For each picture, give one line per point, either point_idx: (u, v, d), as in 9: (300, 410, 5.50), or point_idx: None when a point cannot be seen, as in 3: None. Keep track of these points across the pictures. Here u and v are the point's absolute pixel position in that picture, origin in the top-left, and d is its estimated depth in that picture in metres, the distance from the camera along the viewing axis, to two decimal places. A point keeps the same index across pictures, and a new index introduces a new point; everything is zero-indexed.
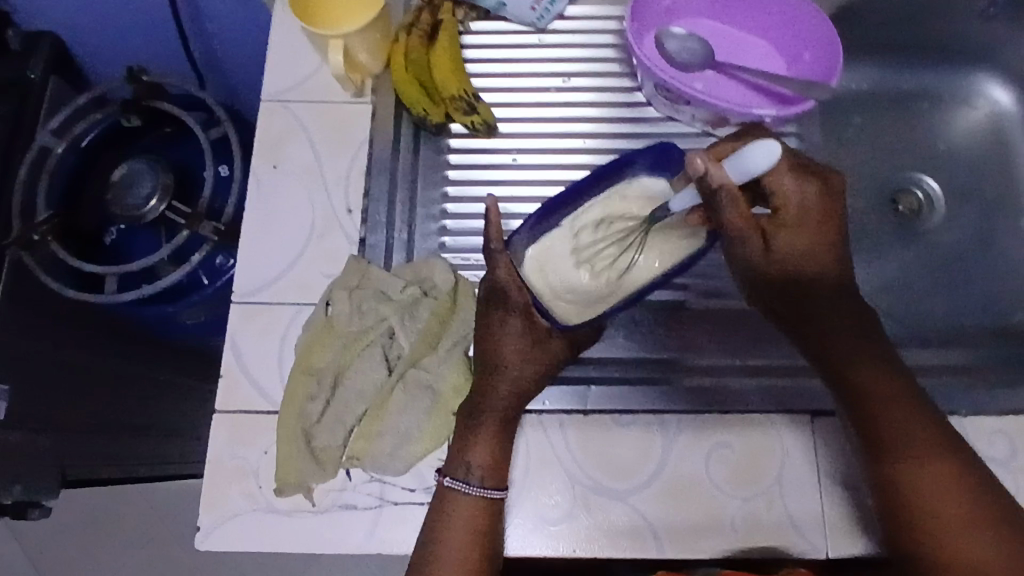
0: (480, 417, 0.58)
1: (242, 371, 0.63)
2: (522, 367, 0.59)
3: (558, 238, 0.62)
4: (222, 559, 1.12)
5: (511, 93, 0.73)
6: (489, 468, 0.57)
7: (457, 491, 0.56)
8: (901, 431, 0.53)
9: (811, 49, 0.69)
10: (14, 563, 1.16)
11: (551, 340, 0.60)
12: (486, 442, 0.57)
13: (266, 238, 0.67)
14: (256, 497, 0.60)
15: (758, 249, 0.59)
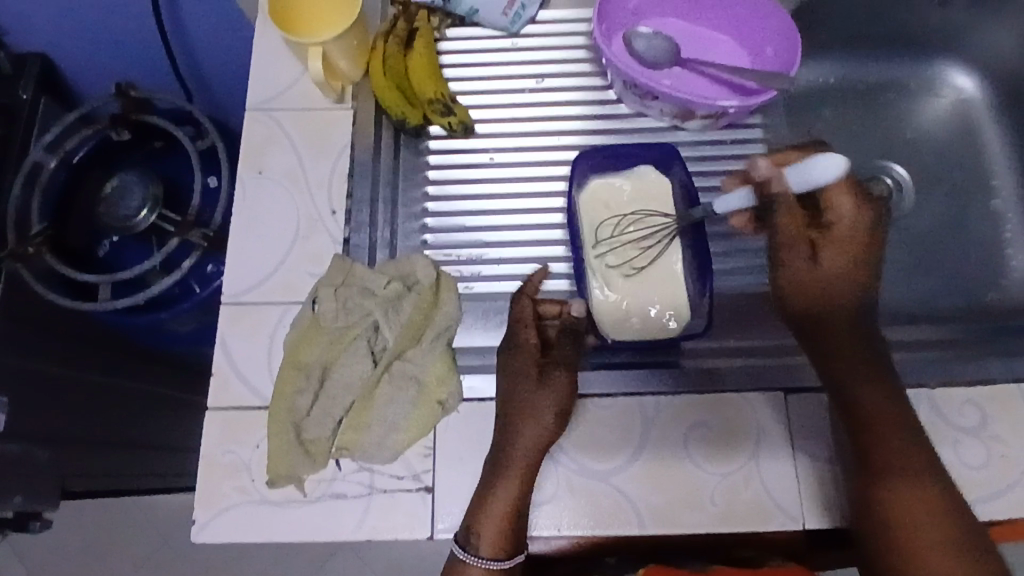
0: (491, 483, 0.59)
1: (231, 369, 0.65)
2: (534, 420, 0.60)
3: (606, 290, 0.67)
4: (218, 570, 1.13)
5: (487, 94, 0.76)
6: (498, 539, 0.57)
7: (464, 558, 0.58)
8: (894, 454, 0.56)
9: (772, 43, 0.72)
10: None
11: (562, 382, 0.62)
12: (497, 508, 0.58)
13: (252, 242, 0.69)
14: (249, 491, 0.62)
15: (805, 266, 0.63)
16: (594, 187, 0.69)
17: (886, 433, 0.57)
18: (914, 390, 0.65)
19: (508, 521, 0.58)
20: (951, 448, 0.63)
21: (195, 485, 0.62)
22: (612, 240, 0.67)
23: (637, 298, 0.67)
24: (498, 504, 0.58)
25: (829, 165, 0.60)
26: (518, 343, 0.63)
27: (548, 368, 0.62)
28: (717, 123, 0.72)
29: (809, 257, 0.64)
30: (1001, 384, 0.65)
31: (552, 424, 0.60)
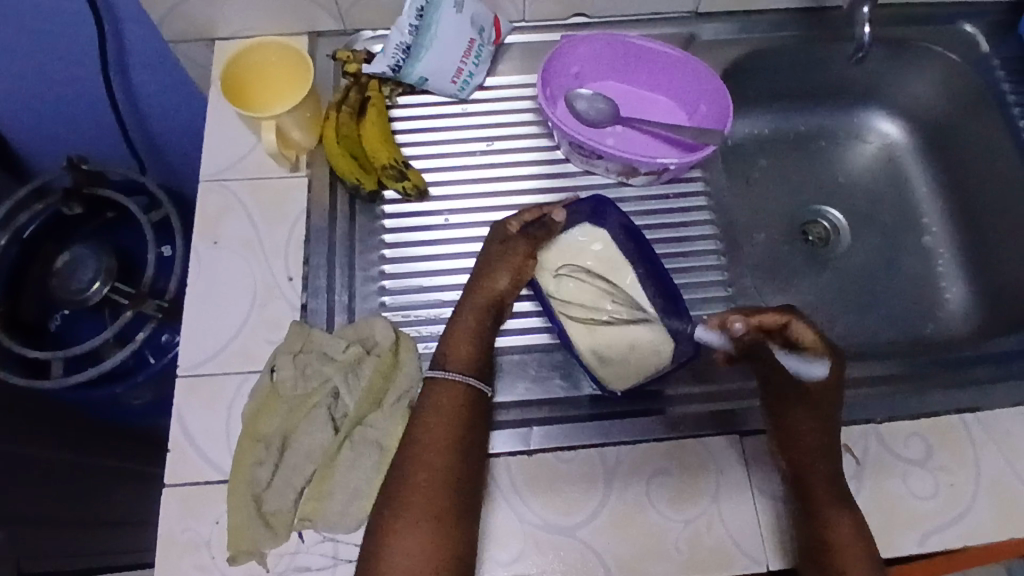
0: (453, 325, 0.66)
1: (189, 443, 0.65)
2: (495, 279, 0.68)
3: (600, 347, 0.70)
4: None
5: (439, 158, 0.78)
6: (464, 361, 0.63)
7: (438, 378, 0.62)
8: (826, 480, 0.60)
9: (705, 102, 0.76)
10: None
11: (521, 249, 0.69)
12: (459, 350, 0.64)
13: (209, 312, 0.69)
14: (208, 568, 0.61)
15: (801, 400, 0.63)
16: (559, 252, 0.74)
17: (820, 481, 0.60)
18: (860, 425, 0.67)
19: (473, 350, 0.64)
20: (900, 481, 0.65)
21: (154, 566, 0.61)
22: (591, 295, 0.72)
23: (625, 340, 0.71)
24: (461, 341, 0.65)
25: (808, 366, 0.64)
26: (497, 225, 0.71)
27: (516, 239, 0.70)
28: (660, 178, 0.76)
29: (804, 392, 0.63)
30: (941, 416, 0.68)
31: (508, 283, 0.68)
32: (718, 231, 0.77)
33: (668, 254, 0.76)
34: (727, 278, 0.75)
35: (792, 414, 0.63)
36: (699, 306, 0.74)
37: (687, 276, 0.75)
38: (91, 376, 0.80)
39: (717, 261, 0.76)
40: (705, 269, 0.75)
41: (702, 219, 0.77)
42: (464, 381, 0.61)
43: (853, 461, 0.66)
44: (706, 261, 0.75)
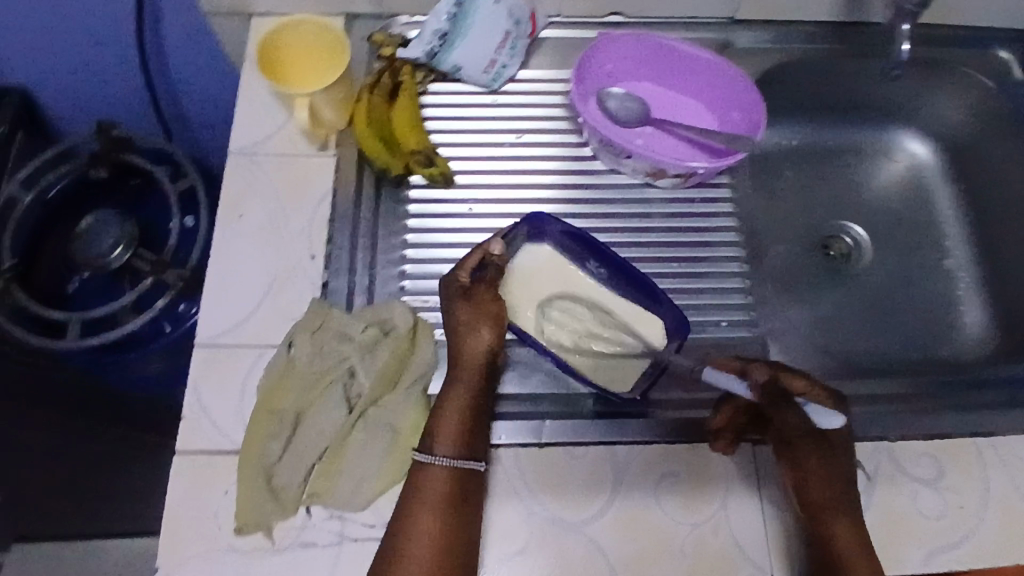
0: (439, 401, 0.61)
1: (203, 413, 0.65)
2: (471, 341, 0.63)
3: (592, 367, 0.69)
4: None
5: (467, 147, 0.78)
6: (455, 439, 0.59)
7: (424, 465, 0.58)
8: (831, 492, 0.60)
9: (738, 108, 0.76)
10: None
11: (488, 303, 0.65)
12: (449, 425, 0.60)
13: (230, 285, 0.69)
14: (215, 538, 0.61)
15: (818, 446, 0.61)
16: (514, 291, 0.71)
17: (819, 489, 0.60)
18: (872, 441, 0.67)
19: (465, 424, 0.60)
20: (909, 498, 0.65)
21: (160, 532, 0.61)
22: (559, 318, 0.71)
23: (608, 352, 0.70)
24: (451, 418, 0.60)
25: (827, 416, 0.62)
26: (447, 279, 0.66)
27: (476, 289, 0.66)
28: (687, 182, 0.75)
29: (823, 440, 0.62)
30: (953, 437, 0.67)
31: (491, 335, 0.64)
32: (741, 239, 0.76)
33: (692, 258, 0.75)
34: (746, 286, 0.75)
35: (798, 454, 0.61)
36: (719, 312, 0.74)
37: (707, 281, 0.75)
38: (106, 341, 0.80)
39: (738, 268, 0.76)
40: (726, 276, 0.75)
41: (727, 225, 0.77)
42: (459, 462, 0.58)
43: (863, 476, 0.65)
44: (727, 267, 0.75)
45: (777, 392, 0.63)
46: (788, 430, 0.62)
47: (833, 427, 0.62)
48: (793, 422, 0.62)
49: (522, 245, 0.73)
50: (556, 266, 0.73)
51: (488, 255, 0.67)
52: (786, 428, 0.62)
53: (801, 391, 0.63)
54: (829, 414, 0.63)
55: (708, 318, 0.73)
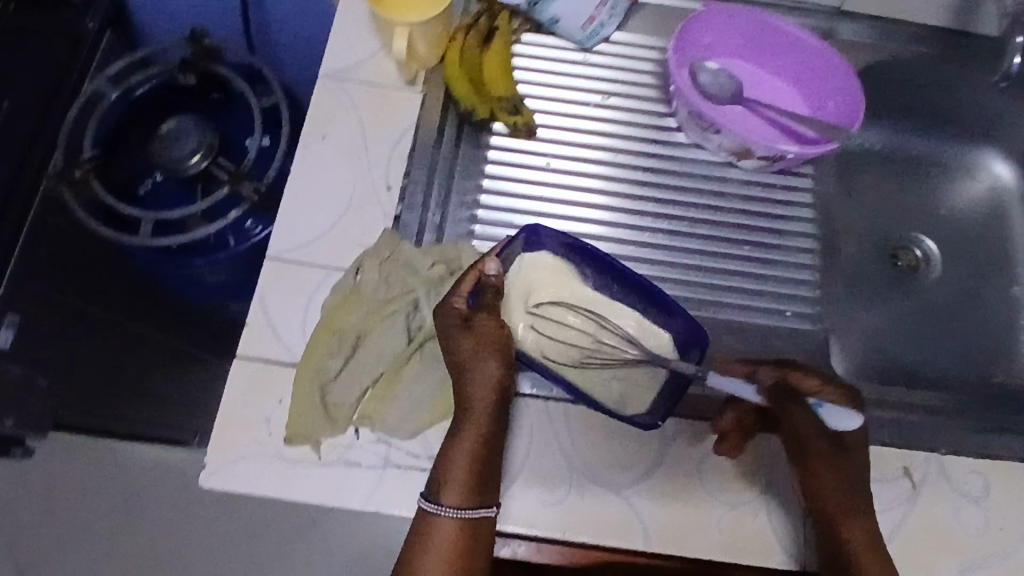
0: (449, 445, 0.58)
1: (266, 323, 0.66)
2: (475, 379, 0.60)
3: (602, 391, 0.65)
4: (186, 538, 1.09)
5: (552, 101, 0.77)
6: (466, 488, 0.57)
7: (433, 513, 0.56)
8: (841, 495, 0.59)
9: (834, 98, 0.74)
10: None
11: (488, 331, 0.61)
12: (460, 467, 0.57)
13: (306, 203, 0.70)
14: (265, 444, 0.63)
15: (832, 450, 0.60)
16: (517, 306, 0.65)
17: (830, 502, 0.59)
18: (923, 452, 0.66)
19: (478, 468, 0.58)
20: (951, 513, 0.64)
21: (212, 430, 0.63)
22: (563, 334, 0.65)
23: (617, 369, 0.65)
24: (461, 466, 0.57)
25: (843, 416, 0.59)
26: (442, 308, 0.61)
27: (476, 318, 0.61)
28: (772, 166, 0.74)
29: (837, 441, 0.60)
30: (1005, 459, 0.66)
31: (499, 368, 0.60)
32: (815, 232, 0.75)
33: (764, 244, 0.74)
34: (815, 279, 0.74)
35: (809, 458, 0.60)
36: (784, 301, 0.72)
37: (777, 269, 0.73)
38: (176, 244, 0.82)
39: (810, 261, 0.74)
40: (797, 266, 0.74)
41: (803, 216, 0.76)
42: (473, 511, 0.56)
43: (909, 485, 0.64)
44: (798, 258, 0.74)
45: (785, 395, 0.60)
46: (798, 429, 0.60)
47: (850, 424, 0.59)
48: (804, 424, 0.60)
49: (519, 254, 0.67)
50: (556, 277, 0.67)
51: (483, 275, 0.61)
52: (796, 429, 0.61)
53: (815, 388, 0.60)
54: (845, 414, 0.59)
55: (774, 306, 0.72)
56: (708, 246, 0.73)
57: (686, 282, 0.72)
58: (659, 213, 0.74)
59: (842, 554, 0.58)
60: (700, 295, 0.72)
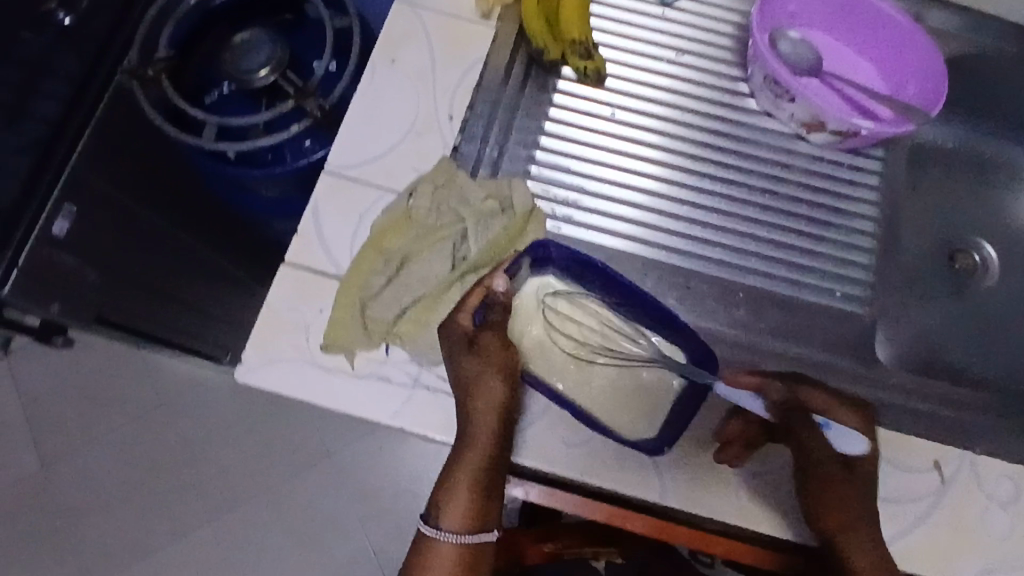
0: (451, 469, 0.59)
1: (316, 233, 0.67)
2: (479, 406, 0.59)
3: (609, 407, 0.63)
4: (244, 438, 1.29)
5: (624, 52, 0.75)
6: (465, 513, 0.58)
7: (432, 537, 0.58)
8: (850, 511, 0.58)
9: (916, 82, 0.72)
10: (39, 425, 1.29)
11: (493, 354, 0.60)
12: (461, 491, 0.58)
13: (367, 123, 0.70)
14: (302, 350, 0.64)
15: (842, 476, 0.58)
16: (523, 324, 0.65)
17: (844, 509, 0.58)
18: (958, 450, 0.64)
19: (476, 493, 0.58)
20: (978, 514, 0.63)
21: (254, 328, 0.64)
22: (572, 347, 0.64)
23: (625, 383, 0.64)
24: (461, 493, 0.58)
25: (849, 439, 0.58)
26: (448, 324, 0.61)
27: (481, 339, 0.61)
28: (843, 143, 0.72)
29: (844, 463, 0.58)
30: None
31: (503, 387, 0.60)
32: (877, 215, 0.74)
33: (822, 221, 0.72)
34: (871, 264, 0.72)
35: (819, 477, 0.58)
36: (835, 281, 0.71)
37: (833, 247, 0.72)
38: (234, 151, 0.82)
39: (868, 243, 0.72)
40: (852, 247, 0.72)
41: (866, 198, 0.74)
42: (468, 538, 0.58)
43: (937, 480, 0.63)
44: (854, 240, 0.72)
45: (796, 411, 0.58)
46: (809, 451, 0.59)
47: (853, 449, 0.58)
48: (812, 449, 0.58)
49: (527, 271, 0.65)
50: (565, 293, 0.65)
51: (489, 292, 0.61)
52: (804, 450, 0.59)
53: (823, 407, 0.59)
54: (852, 438, 0.58)
55: (824, 284, 0.70)
56: (763, 216, 0.72)
57: (737, 250, 0.71)
58: (718, 176, 0.74)
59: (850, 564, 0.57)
60: (750, 265, 0.71)
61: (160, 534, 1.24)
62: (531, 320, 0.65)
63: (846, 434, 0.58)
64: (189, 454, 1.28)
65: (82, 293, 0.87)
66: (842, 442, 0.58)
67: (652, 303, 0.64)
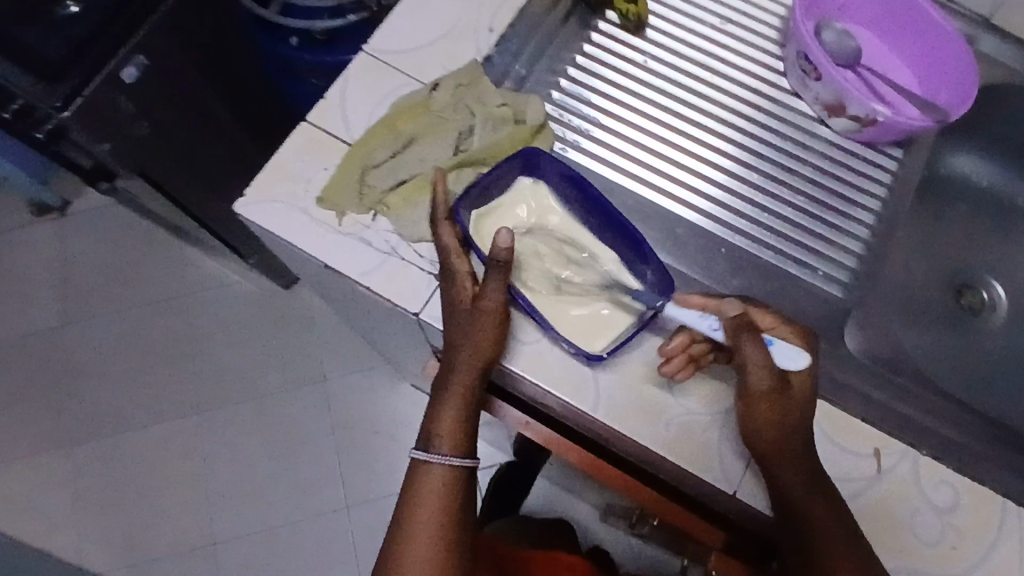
0: (443, 395, 0.60)
1: (340, 101, 0.72)
2: (475, 332, 0.60)
3: (563, 317, 0.64)
4: (252, 339, 1.38)
5: (669, 11, 0.79)
6: (451, 437, 0.59)
7: (423, 462, 0.58)
8: (794, 453, 0.58)
9: (946, 92, 0.74)
10: (81, 285, 1.42)
11: (469, 285, 0.61)
12: (452, 416, 0.60)
13: (412, 17, 0.75)
14: (298, 199, 0.68)
15: (780, 389, 0.58)
16: (497, 221, 0.66)
17: (787, 447, 0.58)
18: (902, 445, 0.63)
19: (465, 420, 0.60)
20: (908, 511, 0.61)
21: (262, 170, 0.69)
22: (542, 254, 0.66)
23: (587, 298, 0.65)
24: (451, 417, 0.59)
25: (789, 356, 0.59)
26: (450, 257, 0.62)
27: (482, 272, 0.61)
28: (861, 131, 0.73)
29: (784, 379, 0.59)
30: (985, 486, 0.62)
31: (498, 320, 0.60)
32: (880, 211, 0.74)
33: (824, 204, 0.73)
34: (859, 253, 0.72)
35: (761, 406, 0.58)
36: (820, 261, 0.71)
37: (827, 230, 0.72)
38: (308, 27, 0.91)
39: (864, 235, 0.73)
40: (846, 234, 0.73)
41: (875, 193, 0.74)
42: (461, 464, 0.58)
43: (873, 467, 0.62)
44: (849, 227, 0.73)
45: (746, 329, 0.58)
46: (751, 376, 0.59)
47: (794, 367, 0.59)
48: (757, 364, 0.58)
49: (516, 179, 0.68)
50: (544, 204, 0.67)
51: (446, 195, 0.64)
52: (746, 364, 0.58)
53: (769, 325, 0.61)
54: (792, 354, 0.59)
55: (809, 261, 0.71)
56: (770, 187, 0.73)
57: (732, 210, 0.72)
58: (735, 140, 0.74)
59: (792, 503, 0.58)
60: (741, 227, 0.71)
61: (156, 410, 1.35)
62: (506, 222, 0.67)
63: (796, 359, 0.59)
64: (202, 341, 1.38)
65: (132, 141, 0.92)
66: (786, 362, 0.59)
67: (622, 224, 0.65)
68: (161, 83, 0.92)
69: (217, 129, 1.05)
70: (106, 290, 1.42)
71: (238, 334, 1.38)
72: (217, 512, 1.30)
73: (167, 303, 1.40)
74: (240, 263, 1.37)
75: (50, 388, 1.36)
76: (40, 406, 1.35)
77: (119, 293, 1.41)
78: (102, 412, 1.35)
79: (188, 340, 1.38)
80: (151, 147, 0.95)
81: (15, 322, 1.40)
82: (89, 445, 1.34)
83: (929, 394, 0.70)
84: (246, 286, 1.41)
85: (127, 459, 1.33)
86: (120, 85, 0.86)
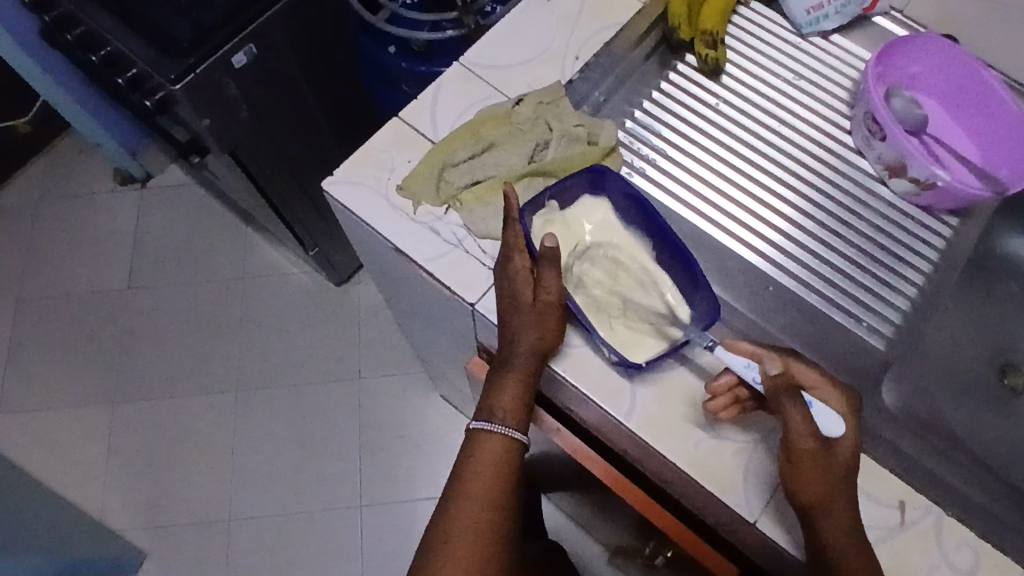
0: (502, 375, 0.64)
1: (430, 103, 0.78)
2: (533, 320, 0.64)
3: (609, 326, 0.68)
4: (299, 327, 1.43)
5: (747, 62, 0.83)
6: (513, 410, 0.63)
7: (485, 431, 0.63)
8: (833, 497, 0.58)
9: (1009, 168, 0.78)
10: (151, 253, 1.50)
11: (528, 278, 0.65)
12: (510, 395, 0.64)
13: (507, 38, 0.81)
14: (381, 184, 0.74)
15: (820, 452, 0.58)
16: (563, 227, 0.70)
17: (824, 481, 0.58)
18: (928, 500, 0.63)
19: (521, 399, 0.64)
20: (927, 567, 0.61)
21: (352, 155, 0.75)
22: (600, 263, 0.70)
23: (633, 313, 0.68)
24: (509, 394, 0.64)
25: (831, 419, 0.60)
26: (513, 252, 0.66)
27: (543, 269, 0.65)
28: (920, 194, 0.76)
29: (826, 444, 0.59)
30: (1009, 555, 0.62)
31: (554, 312, 0.64)
32: (930, 274, 0.76)
33: (875, 259, 0.75)
34: (905, 311, 0.74)
35: (800, 465, 0.58)
36: (865, 312, 0.73)
37: (877, 285, 0.74)
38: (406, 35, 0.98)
39: (912, 294, 0.75)
40: (894, 291, 0.74)
41: (927, 256, 0.76)
42: (514, 436, 0.63)
43: (896, 517, 0.63)
44: (899, 285, 0.75)
45: (786, 389, 0.60)
46: (792, 428, 0.59)
47: (832, 431, 0.60)
48: (797, 422, 0.59)
49: (582, 194, 0.72)
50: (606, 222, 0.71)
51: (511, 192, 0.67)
52: (790, 423, 0.59)
53: (813, 384, 0.62)
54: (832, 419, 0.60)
55: (855, 311, 0.73)
56: (825, 235, 0.75)
57: (785, 252, 0.75)
58: (796, 188, 0.77)
59: (823, 542, 0.58)
60: (792, 268, 0.74)
61: (199, 382, 1.40)
62: (571, 229, 0.70)
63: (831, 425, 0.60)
64: (252, 321, 1.44)
65: (231, 124, 1.00)
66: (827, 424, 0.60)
67: (677, 244, 0.68)
68: (265, 72, 1.00)
69: (306, 122, 1.13)
70: (172, 261, 1.49)
71: (287, 321, 1.44)
72: (240, 489, 1.33)
73: (226, 283, 1.47)
74: (301, 254, 1.44)
75: (104, 344, 1.44)
76: (94, 361, 1.42)
77: (184, 266, 1.49)
78: (149, 376, 1.41)
79: (239, 319, 1.45)
80: (248, 129, 1.03)
81: (86, 279, 1.49)
82: (131, 406, 1.39)
83: (962, 459, 0.70)
84: (301, 276, 1.47)
85: (164, 425, 1.38)
86: (229, 70, 0.94)
